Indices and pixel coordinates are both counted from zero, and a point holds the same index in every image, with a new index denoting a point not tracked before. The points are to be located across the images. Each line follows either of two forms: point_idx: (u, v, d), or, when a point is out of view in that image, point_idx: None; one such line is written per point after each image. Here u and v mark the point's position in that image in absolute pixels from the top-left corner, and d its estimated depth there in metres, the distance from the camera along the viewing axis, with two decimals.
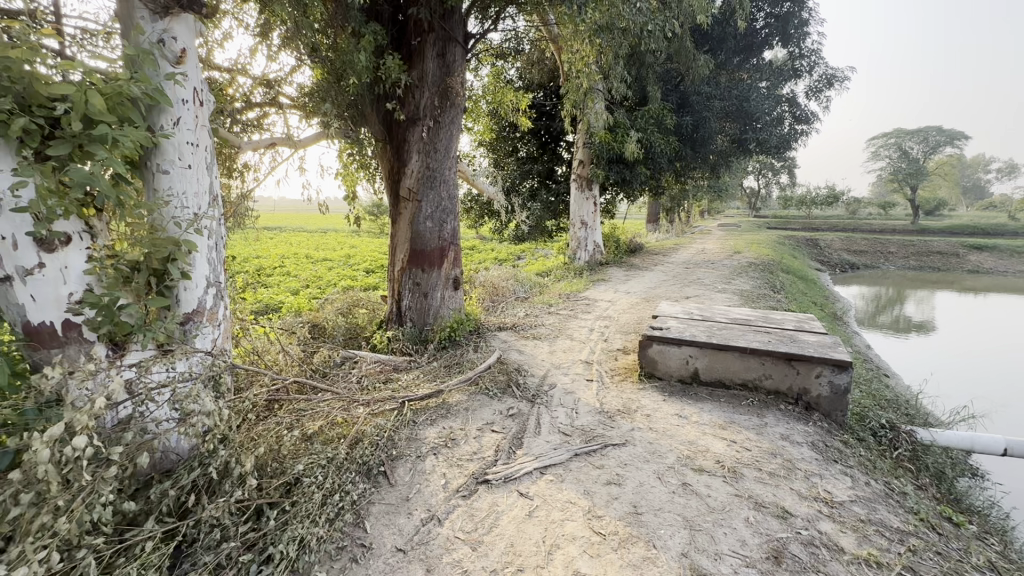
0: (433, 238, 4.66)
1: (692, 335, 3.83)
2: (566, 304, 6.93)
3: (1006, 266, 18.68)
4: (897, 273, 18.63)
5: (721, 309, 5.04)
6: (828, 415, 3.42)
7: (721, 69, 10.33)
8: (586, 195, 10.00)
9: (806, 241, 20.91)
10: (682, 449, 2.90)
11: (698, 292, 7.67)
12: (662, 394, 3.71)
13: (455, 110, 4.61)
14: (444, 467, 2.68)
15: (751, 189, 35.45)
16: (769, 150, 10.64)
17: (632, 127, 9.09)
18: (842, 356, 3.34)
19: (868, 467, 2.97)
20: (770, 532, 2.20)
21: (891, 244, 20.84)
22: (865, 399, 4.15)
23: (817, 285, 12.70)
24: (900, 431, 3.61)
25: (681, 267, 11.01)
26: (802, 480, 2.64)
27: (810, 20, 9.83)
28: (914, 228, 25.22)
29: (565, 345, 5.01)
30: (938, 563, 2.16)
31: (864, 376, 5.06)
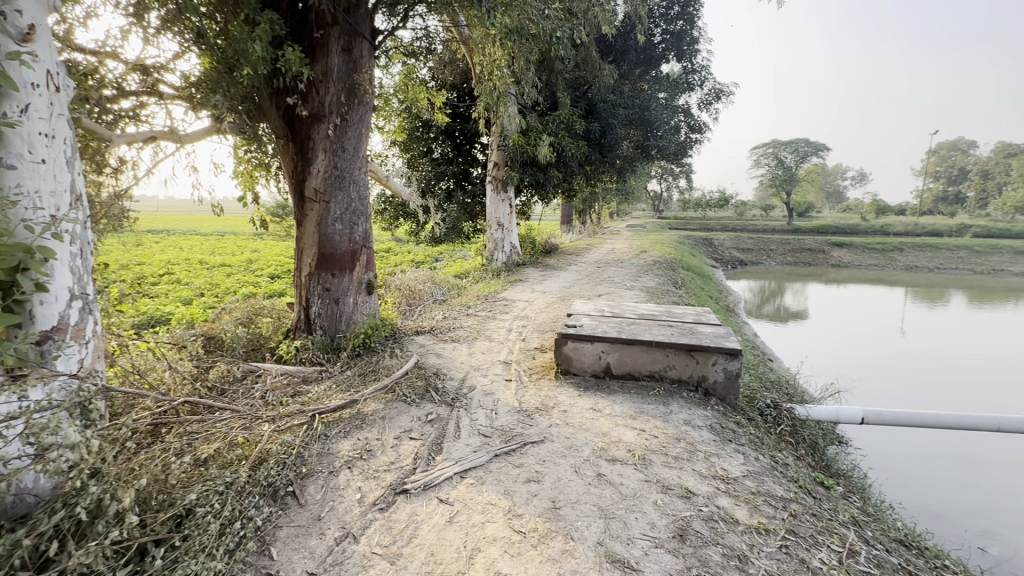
0: (343, 241, 4.45)
1: (603, 332, 4.02)
2: (484, 305, 6.95)
3: (860, 260, 21.79)
4: (777, 269, 20.95)
5: (629, 306, 5.33)
6: (723, 399, 3.75)
7: (624, 79, 10.96)
8: (501, 197, 10.10)
9: (702, 240, 22.82)
10: (597, 441, 3.03)
11: (609, 289, 8.07)
12: (577, 390, 3.85)
13: (363, 108, 4.45)
14: (359, 481, 2.56)
15: (654, 193, 37.99)
16: (668, 156, 11.49)
17: (544, 131, 9.34)
18: (733, 345, 3.68)
19: (757, 443, 3.30)
20: (676, 512, 2.36)
21: (772, 242, 23.38)
22: (753, 382, 4.61)
23: (712, 280, 13.90)
24: (782, 409, 4.05)
25: (593, 266, 11.50)
26: (703, 461, 2.87)
27: (700, 38, 10.77)
28: (790, 228, 28.53)
29: (485, 346, 5.02)
30: (814, 524, 2.45)
31: (753, 362, 5.63)
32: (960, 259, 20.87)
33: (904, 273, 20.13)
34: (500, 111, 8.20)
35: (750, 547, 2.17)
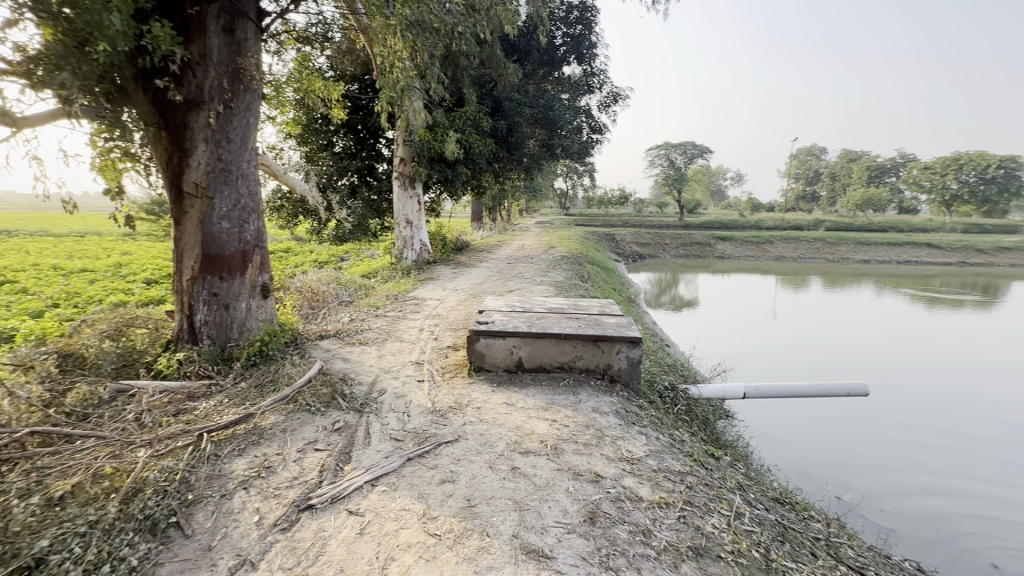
0: (232, 241, 4.05)
1: (514, 327, 4.08)
2: (394, 305, 6.73)
3: (740, 253, 24.35)
4: (672, 261, 22.75)
5: (539, 300, 5.46)
6: (627, 384, 3.99)
7: (528, 79, 11.19)
8: (409, 194, 9.83)
9: (606, 236, 24.07)
10: (511, 435, 3.06)
11: (520, 285, 8.21)
12: (490, 386, 3.87)
13: (249, 95, 4.09)
14: (258, 502, 2.35)
15: (560, 190, 39.36)
16: (572, 155, 11.94)
17: (451, 128, 9.25)
18: (634, 333, 3.93)
19: (657, 424, 3.55)
20: (586, 496, 2.46)
21: (666, 236, 25.29)
22: (653, 367, 4.95)
23: (616, 274, 14.71)
24: (678, 390, 4.40)
25: (504, 262, 11.62)
26: (610, 444, 3.03)
27: (597, 44, 11.29)
28: (681, 223, 31.09)
29: (395, 348, 4.86)
30: (707, 493, 2.69)
31: (652, 348, 6.05)
32: (816, 249, 24.13)
33: (774, 263, 22.82)
34: (405, 105, 7.98)
35: (653, 522, 2.32)
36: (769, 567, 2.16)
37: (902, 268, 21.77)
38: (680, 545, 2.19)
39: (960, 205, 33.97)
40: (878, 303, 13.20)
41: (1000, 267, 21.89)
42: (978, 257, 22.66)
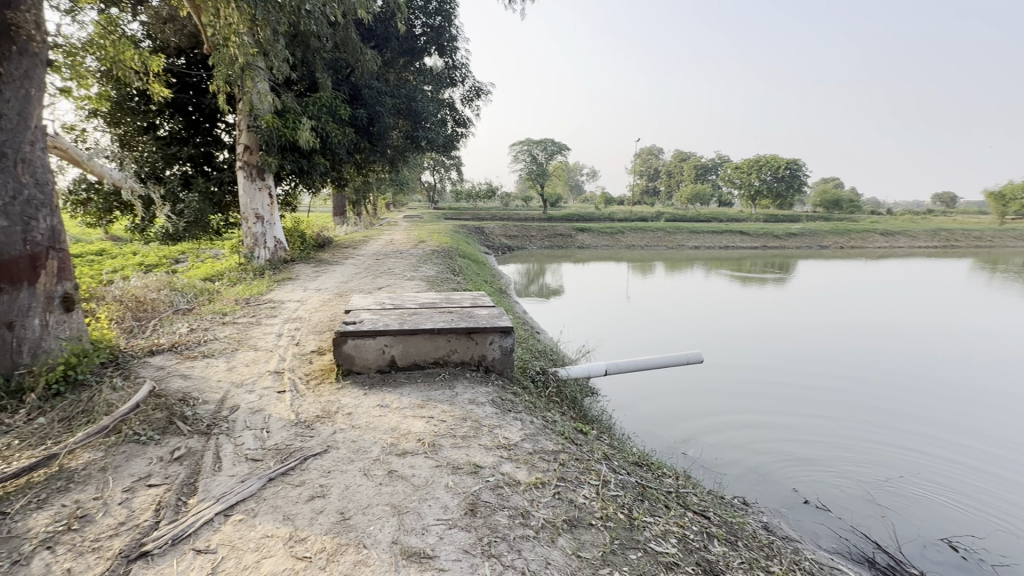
0: (11, 241, 3.21)
1: (385, 325, 3.91)
2: (246, 310, 6.01)
3: (597, 243, 26.51)
4: (538, 252, 23.93)
5: (410, 296, 5.31)
6: (501, 373, 4.10)
7: (388, 67, 10.75)
8: (257, 185, 8.83)
9: (475, 229, 24.35)
10: (386, 437, 2.94)
11: (389, 281, 7.91)
12: (362, 389, 3.66)
13: (25, 59, 3.27)
14: (67, 562, 1.91)
15: (428, 184, 38.84)
16: (438, 148, 11.81)
17: (304, 114, 8.51)
18: (506, 323, 4.04)
19: (531, 408, 3.70)
20: (466, 488, 2.46)
21: (532, 229, 26.47)
22: (526, 354, 5.15)
23: (487, 266, 15.01)
24: (549, 374, 4.65)
25: (372, 259, 11.10)
26: (487, 434, 3.07)
27: (458, 37, 11.27)
28: (544, 216, 32.80)
29: (248, 358, 4.34)
30: (578, 467, 2.88)
31: (524, 336, 6.30)
32: (659, 238, 27.31)
33: (626, 252, 25.27)
34: (246, 85, 7.12)
35: (531, 502, 2.42)
36: (632, 525, 2.39)
37: (723, 253, 25.71)
38: (557, 520, 2.31)
39: (761, 199, 41.16)
40: (707, 284, 15.43)
41: (790, 249, 27.09)
42: (774, 242, 27.76)
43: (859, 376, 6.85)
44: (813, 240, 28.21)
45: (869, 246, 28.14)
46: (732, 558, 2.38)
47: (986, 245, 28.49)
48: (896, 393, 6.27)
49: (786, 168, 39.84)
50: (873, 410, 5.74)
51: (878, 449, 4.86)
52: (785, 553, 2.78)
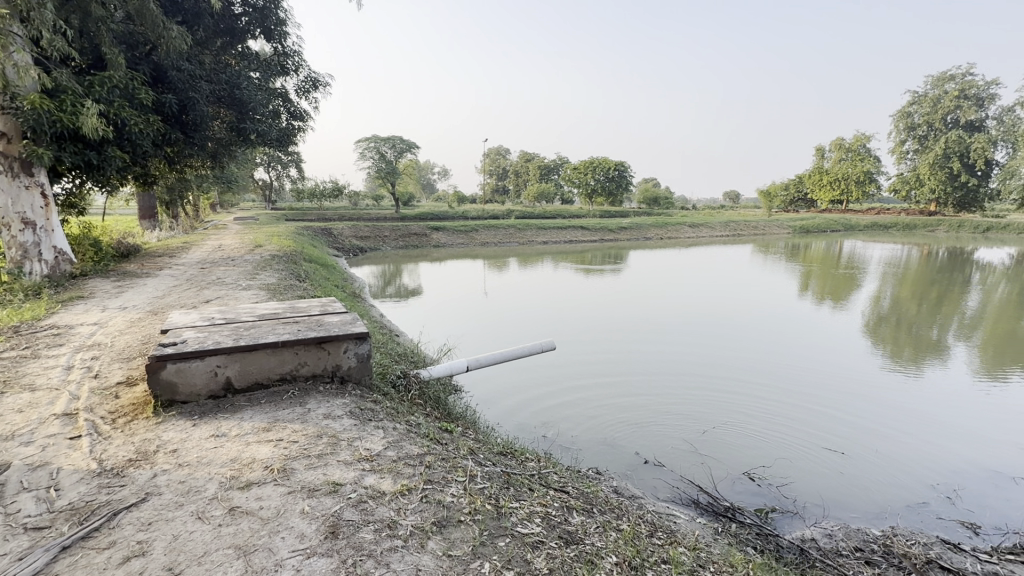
0: None
1: (215, 342, 3.42)
2: (16, 340, 4.75)
3: (452, 241, 26.64)
4: (393, 253, 23.21)
5: (246, 307, 4.73)
6: (359, 381, 3.89)
7: (202, 47, 9.36)
8: (22, 183, 7.05)
9: (321, 230, 22.59)
10: (225, 471, 2.57)
11: (219, 293, 6.94)
12: (190, 419, 3.15)
13: None
14: None
15: (263, 182, 34.93)
16: (271, 143, 10.66)
17: (88, 96, 6.98)
18: (360, 329, 3.84)
19: (393, 415, 3.59)
20: (325, 510, 2.28)
21: (386, 228, 25.51)
22: (384, 359, 4.97)
23: (338, 270, 14.10)
24: (410, 376, 4.55)
25: (196, 267, 9.63)
26: (346, 448, 2.89)
27: (287, 21, 10.27)
28: (398, 215, 31.91)
29: (22, 401, 3.42)
30: (444, 466, 2.87)
31: (382, 341, 6.05)
32: (511, 234, 28.51)
33: (481, 249, 25.86)
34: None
35: (397, 511, 2.34)
36: (499, 513, 2.46)
37: (568, 247, 27.87)
38: (425, 524, 2.28)
39: (597, 197, 45.69)
40: (556, 276, 16.60)
41: (622, 241, 30.55)
42: (609, 236, 31.01)
43: (682, 348, 8.04)
44: (640, 233, 32.24)
45: (681, 237, 33.15)
46: (589, 524, 2.61)
47: (760, 233, 35.72)
48: (707, 358, 7.51)
49: (615, 169, 44.73)
50: (693, 375, 6.81)
51: (696, 407, 5.78)
52: (632, 510, 3.14)
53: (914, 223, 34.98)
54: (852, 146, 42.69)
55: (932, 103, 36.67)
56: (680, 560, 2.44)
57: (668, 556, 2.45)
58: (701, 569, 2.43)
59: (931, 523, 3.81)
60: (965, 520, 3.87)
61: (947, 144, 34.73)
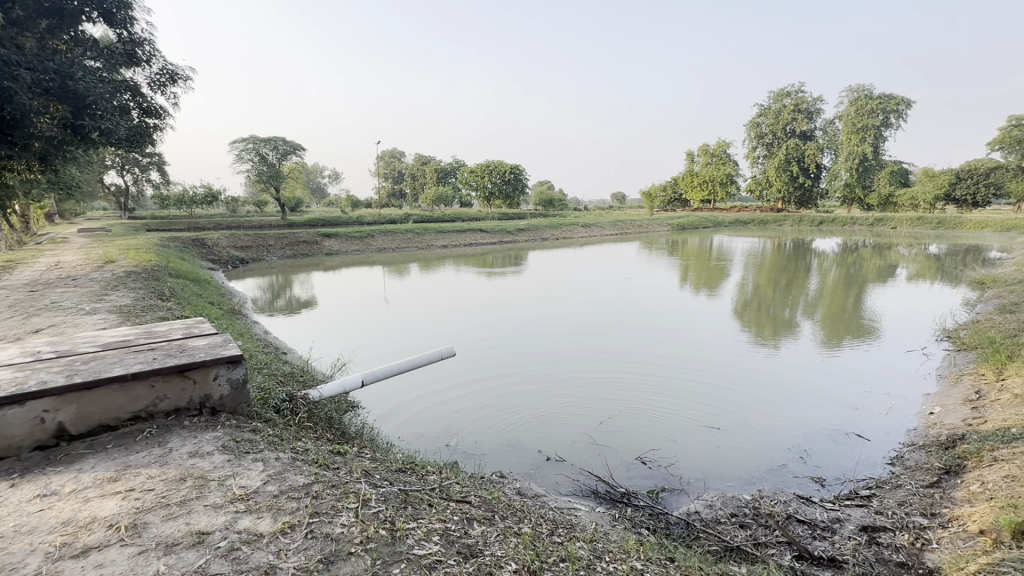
0: None
1: (40, 381, 2.85)
2: None
3: (346, 248, 25.28)
4: (279, 263, 21.46)
5: (87, 336, 4.03)
6: (234, 411, 3.51)
7: (19, 29, 7.85)
8: None
9: (191, 240, 20.15)
10: (53, 538, 2.14)
11: (54, 320, 5.85)
12: (6, 479, 2.59)
13: None
14: None
15: (114, 187, 30.32)
16: (120, 143, 9.25)
17: None
18: (232, 352, 3.44)
19: (275, 443, 3.27)
20: (187, 567, 1.99)
21: (269, 236, 23.45)
22: (267, 381, 4.54)
23: (212, 285, 12.69)
24: (296, 399, 4.19)
25: (23, 291, 8.05)
26: (216, 490, 2.56)
27: (133, 5, 8.99)
28: (284, 222, 29.57)
29: None
30: (334, 494, 2.66)
31: (264, 361, 5.51)
32: (409, 239, 27.78)
33: (377, 255, 24.87)
34: None
35: (278, 554, 2.11)
36: (394, 538, 2.34)
37: (468, 249, 27.85)
38: (310, 563, 2.08)
39: (495, 199, 46.30)
40: (456, 280, 16.48)
41: (521, 243, 31.23)
42: (508, 238, 31.55)
43: (579, 344, 8.39)
44: (537, 233, 33.24)
45: (575, 236, 34.79)
46: (489, 533, 2.58)
47: (645, 231, 38.78)
48: (601, 352, 7.90)
49: (511, 172, 45.70)
50: (588, 369, 7.13)
51: (592, 399, 6.07)
52: (533, 510, 3.16)
53: (767, 219, 40.21)
54: (716, 152, 47.99)
55: (775, 115, 42.52)
56: (577, 555, 2.50)
57: (566, 553, 2.50)
58: (598, 560, 2.52)
59: (788, 482, 4.36)
60: (814, 475, 4.50)
61: (787, 150, 40.47)
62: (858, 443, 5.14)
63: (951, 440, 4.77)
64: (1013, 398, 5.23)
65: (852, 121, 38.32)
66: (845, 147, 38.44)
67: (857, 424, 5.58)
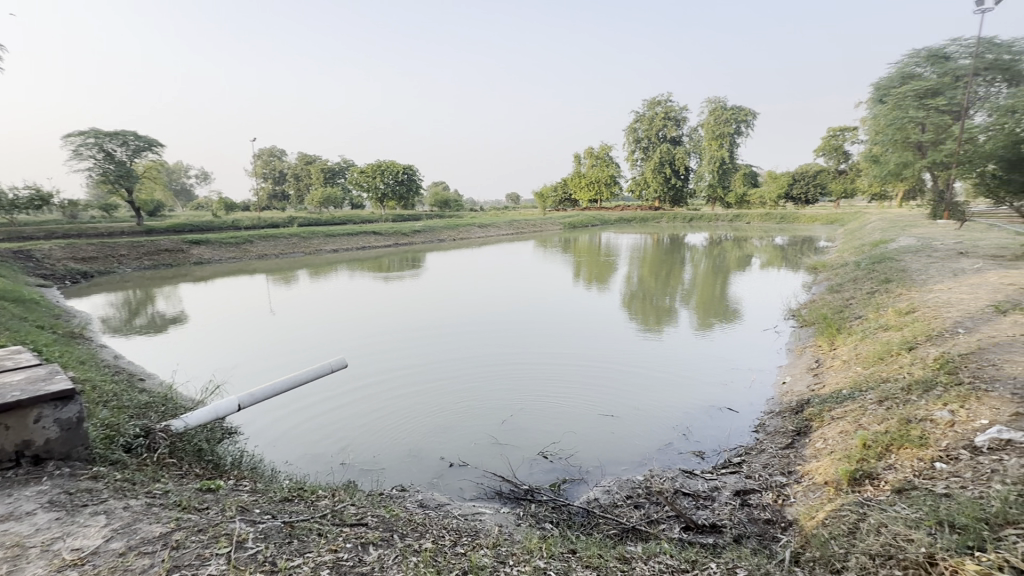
0: None
1: None
2: None
3: (219, 255, 22.73)
4: (135, 276, 18.68)
5: None
6: (67, 457, 2.91)
7: None
8: None
9: (11, 252, 16.65)
10: None
11: None
12: None
13: None
14: None
15: None
16: None
17: None
18: (60, 386, 2.85)
19: (124, 488, 2.77)
20: None
21: (121, 245, 20.28)
22: (115, 415, 3.85)
23: (42, 304, 10.61)
24: (155, 432, 3.61)
25: None
26: (38, 559, 2.09)
27: None
28: (140, 228, 25.79)
29: None
30: (200, 540, 2.31)
31: (111, 392, 4.67)
32: (294, 244, 25.71)
33: (258, 263, 22.68)
34: None
35: None
36: None
37: (361, 254, 26.48)
38: None
39: (388, 201, 44.80)
40: (349, 285, 15.60)
41: (417, 245, 30.56)
42: (404, 240, 30.69)
43: (479, 344, 8.36)
44: (433, 235, 32.76)
45: (473, 237, 34.90)
46: (386, 557, 2.42)
47: (539, 231, 40.05)
48: (501, 351, 7.94)
49: (403, 173, 44.61)
50: (489, 368, 7.13)
51: (494, 399, 6.06)
52: (435, 523, 3.04)
53: (647, 217, 43.76)
54: (600, 154, 51.11)
55: (649, 122, 46.40)
56: (480, 565, 2.44)
57: (468, 564, 2.43)
58: (501, 566, 2.49)
59: (674, 459, 4.73)
60: (695, 450, 4.93)
61: (661, 154, 44.43)
62: (729, 416, 5.75)
63: (799, 405, 5.52)
64: (841, 364, 6.24)
65: (712, 129, 43.09)
66: (707, 152, 43.08)
67: (727, 399, 6.25)
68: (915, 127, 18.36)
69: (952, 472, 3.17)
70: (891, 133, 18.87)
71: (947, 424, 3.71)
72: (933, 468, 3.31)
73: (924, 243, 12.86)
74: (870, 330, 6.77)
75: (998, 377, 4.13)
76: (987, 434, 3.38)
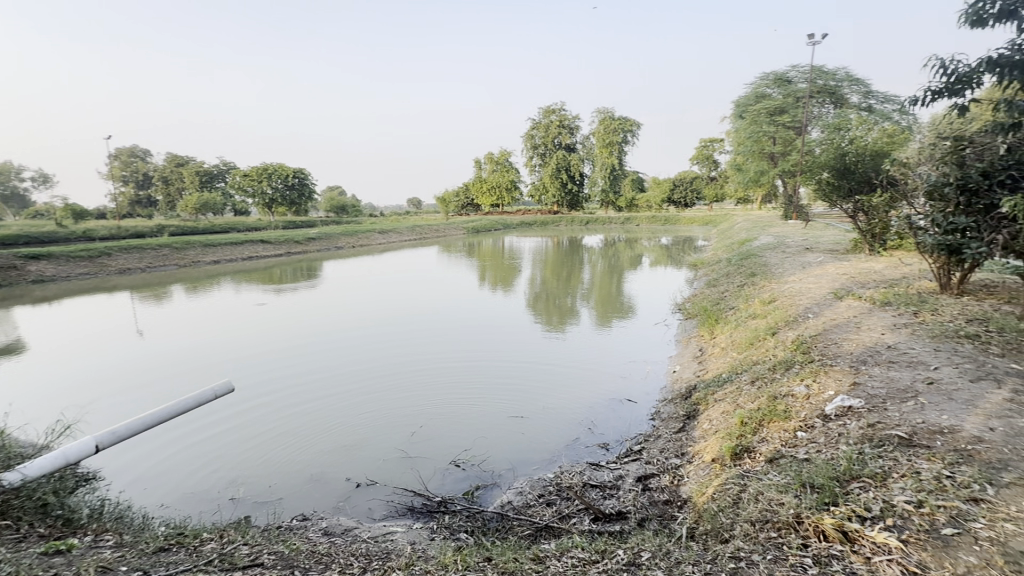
0: None
1: None
2: None
3: (67, 271, 19.43)
4: None
5: None
6: None
7: None
8: None
9: None
10: None
11: None
12: None
13: None
14: None
15: None
16: None
17: None
18: None
19: None
20: None
21: None
22: None
23: None
24: None
25: None
26: None
27: None
28: None
29: None
30: None
31: None
32: (164, 255, 22.79)
33: (118, 278, 19.74)
34: None
35: None
36: None
37: (247, 264, 24.23)
38: None
39: (277, 207, 41.60)
40: (234, 300, 14.18)
41: (312, 253, 28.71)
42: (298, 248, 28.65)
43: (383, 354, 8.04)
44: (330, 242, 31.05)
45: (373, 244, 33.62)
46: None
47: (443, 236, 39.67)
48: (407, 360, 7.72)
49: (294, 177, 41.73)
50: (396, 378, 6.88)
51: (402, 411, 5.85)
52: (342, 550, 2.86)
53: (547, 221, 45.37)
54: (500, 159, 52.00)
55: (545, 129, 48.24)
56: None
57: None
58: None
59: (582, 453, 4.93)
60: (600, 442, 5.18)
61: (557, 160, 46.39)
62: (629, 407, 6.12)
63: (688, 391, 6.05)
64: (720, 351, 6.95)
65: (603, 137, 45.93)
66: (599, 159, 45.82)
67: (626, 391, 6.65)
68: (768, 140, 21.12)
69: (810, 438, 3.66)
70: (750, 145, 21.54)
71: (804, 397, 4.29)
72: (796, 437, 3.79)
73: (779, 241, 14.84)
74: (741, 319, 7.63)
75: (839, 353, 4.87)
76: (834, 403, 3.95)
